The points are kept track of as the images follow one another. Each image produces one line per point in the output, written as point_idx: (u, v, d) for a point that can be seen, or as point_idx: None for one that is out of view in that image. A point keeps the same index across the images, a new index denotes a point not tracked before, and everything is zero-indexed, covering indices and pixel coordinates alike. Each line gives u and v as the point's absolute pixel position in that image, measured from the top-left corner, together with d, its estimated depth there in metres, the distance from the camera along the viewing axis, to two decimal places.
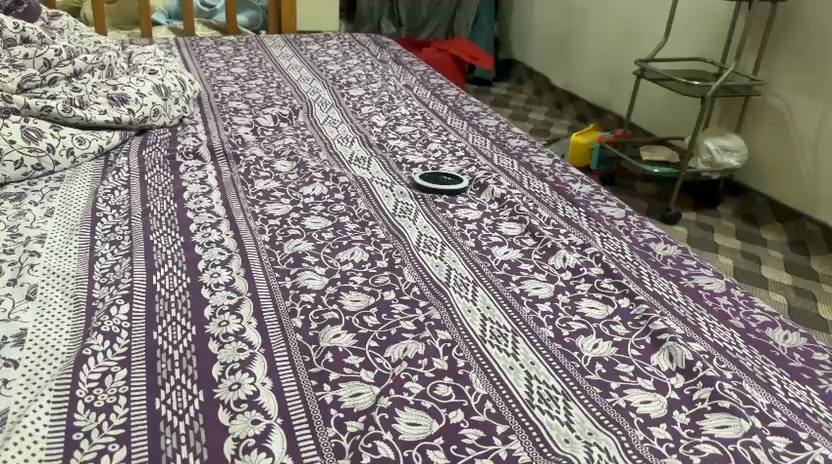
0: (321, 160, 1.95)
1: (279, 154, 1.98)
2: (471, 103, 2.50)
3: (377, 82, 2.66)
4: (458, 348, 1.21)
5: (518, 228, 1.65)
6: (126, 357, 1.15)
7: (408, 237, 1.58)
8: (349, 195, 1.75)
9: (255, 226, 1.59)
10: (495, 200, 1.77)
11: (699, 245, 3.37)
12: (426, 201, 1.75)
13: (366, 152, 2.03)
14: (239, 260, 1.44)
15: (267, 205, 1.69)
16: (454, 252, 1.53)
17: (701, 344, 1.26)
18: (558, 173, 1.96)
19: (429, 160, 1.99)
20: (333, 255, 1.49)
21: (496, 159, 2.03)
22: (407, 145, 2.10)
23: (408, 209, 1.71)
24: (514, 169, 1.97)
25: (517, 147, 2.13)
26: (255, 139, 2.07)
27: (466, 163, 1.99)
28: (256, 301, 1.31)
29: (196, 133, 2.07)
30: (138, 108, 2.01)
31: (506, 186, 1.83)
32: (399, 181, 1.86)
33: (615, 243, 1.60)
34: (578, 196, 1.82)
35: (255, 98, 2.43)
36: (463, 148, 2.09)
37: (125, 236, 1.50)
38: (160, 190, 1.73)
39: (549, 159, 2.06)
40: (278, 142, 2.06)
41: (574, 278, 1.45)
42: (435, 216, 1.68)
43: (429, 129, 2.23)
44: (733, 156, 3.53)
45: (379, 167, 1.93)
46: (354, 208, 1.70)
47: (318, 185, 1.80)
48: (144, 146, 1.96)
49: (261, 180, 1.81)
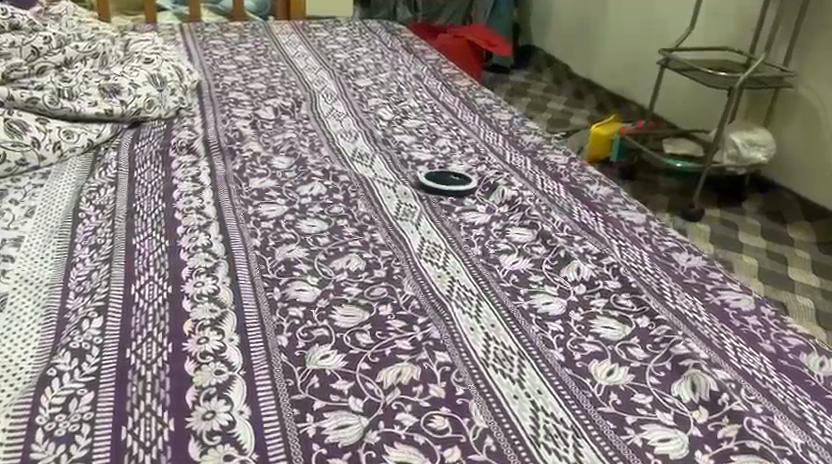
0: (322, 157, 1.84)
1: (278, 149, 1.87)
2: (484, 95, 2.37)
3: (386, 72, 2.54)
4: (457, 372, 1.10)
5: (529, 233, 1.53)
6: (95, 378, 1.06)
7: (410, 243, 1.47)
8: (349, 196, 1.64)
9: (246, 229, 1.49)
10: (505, 202, 1.65)
11: (722, 244, 3.22)
12: (431, 203, 1.64)
13: (370, 148, 1.91)
14: (226, 268, 1.34)
15: (261, 205, 1.59)
16: (458, 261, 1.41)
17: (727, 372, 1.14)
18: (573, 173, 1.83)
19: (437, 158, 1.87)
20: (327, 262, 1.38)
21: (508, 157, 1.91)
22: (414, 140, 1.98)
23: (411, 212, 1.60)
24: (527, 168, 1.85)
25: (531, 144, 2.01)
26: (253, 133, 1.96)
27: (476, 161, 1.87)
28: (241, 314, 1.21)
29: (192, 126, 1.97)
30: (131, 99, 1.91)
31: (518, 188, 1.71)
32: (403, 180, 1.74)
33: (633, 253, 1.48)
34: (595, 199, 1.70)
35: (258, 88, 2.33)
36: (474, 144, 1.97)
37: (107, 239, 1.41)
38: (148, 188, 1.63)
39: (565, 157, 1.93)
40: (278, 137, 1.95)
41: (588, 293, 1.33)
42: (440, 220, 1.57)
43: (438, 123, 2.11)
44: (760, 150, 3.37)
45: (383, 164, 1.82)
46: (353, 210, 1.59)
47: (316, 184, 1.69)
48: (137, 140, 1.86)
49: (256, 178, 1.71)
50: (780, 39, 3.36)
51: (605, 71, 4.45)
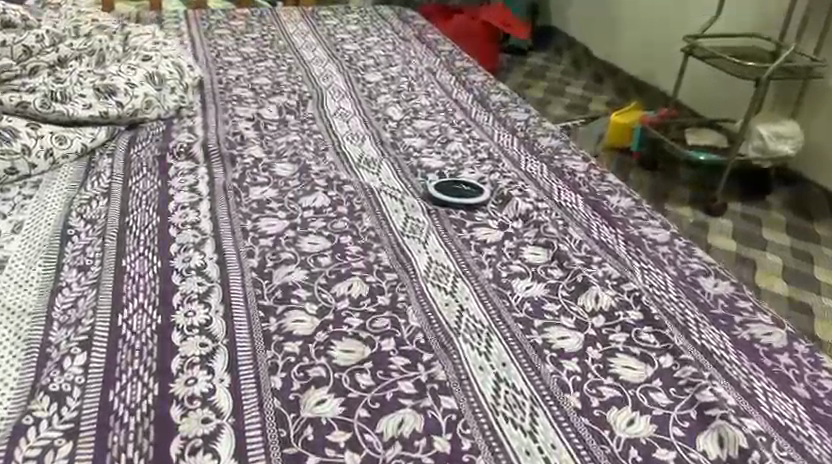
0: (327, 163, 1.75)
1: (281, 154, 1.78)
2: (499, 92, 2.26)
3: (397, 65, 2.43)
4: (464, 422, 1.02)
5: (544, 253, 1.43)
6: (75, 426, 0.99)
7: (417, 265, 1.38)
8: (354, 209, 1.55)
9: (243, 247, 1.41)
10: (519, 217, 1.56)
11: (744, 242, 3.09)
12: (441, 218, 1.55)
13: (377, 153, 1.82)
14: (220, 294, 1.26)
15: (261, 219, 1.51)
16: (468, 286, 1.32)
17: (757, 423, 1.06)
18: (593, 183, 1.73)
19: (448, 165, 1.77)
20: (328, 287, 1.30)
21: (523, 163, 1.81)
22: (425, 144, 1.88)
23: (419, 228, 1.50)
24: (543, 176, 1.75)
25: (548, 148, 1.90)
26: (256, 135, 1.87)
27: (489, 167, 1.77)
28: (233, 350, 1.13)
29: (192, 127, 1.89)
30: (127, 101, 1.83)
31: (533, 200, 1.61)
32: (412, 191, 1.65)
33: (656, 278, 1.38)
34: (615, 213, 1.60)
35: (262, 84, 2.23)
36: (487, 148, 1.87)
37: (97, 259, 1.33)
38: (143, 199, 1.55)
39: (583, 164, 1.83)
40: (281, 140, 1.86)
41: (608, 326, 1.23)
42: (449, 238, 1.47)
43: (451, 124, 2.00)
44: (787, 143, 3.22)
45: (391, 172, 1.73)
46: (357, 225, 1.50)
47: (319, 194, 1.60)
48: (133, 144, 1.78)
49: (257, 188, 1.62)
50: (812, 28, 3.20)
51: (628, 56, 4.28)
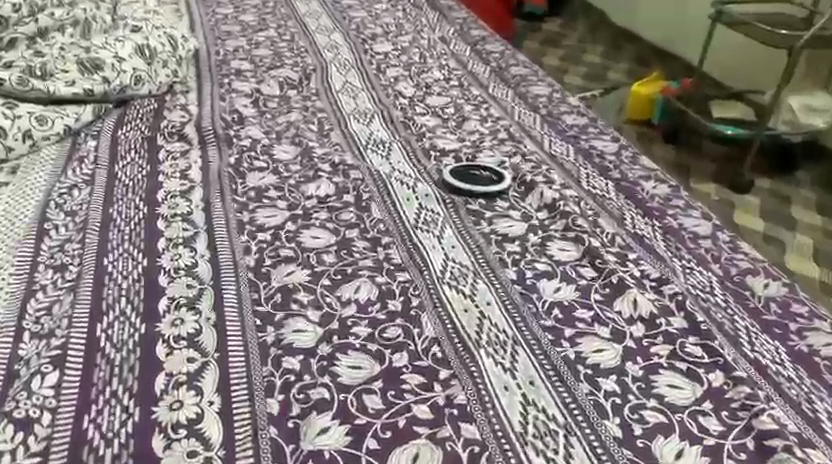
0: (332, 146, 1.60)
1: (281, 135, 1.63)
2: (519, 64, 2.09)
3: (408, 34, 2.26)
4: (489, 455, 0.89)
5: (574, 249, 1.29)
6: (43, 460, 0.86)
7: (431, 264, 1.24)
8: (361, 198, 1.41)
9: (239, 243, 1.27)
10: (544, 207, 1.41)
11: (772, 221, 2.93)
12: (457, 208, 1.40)
13: (387, 134, 1.66)
14: (211, 299, 1.13)
15: (259, 209, 1.37)
16: (489, 289, 1.18)
17: (824, 455, 0.92)
18: (623, 167, 1.57)
19: (464, 147, 1.62)
20: (332, 289, 1.16)
21: (546, 143, 1.65)
22: (439, 123, 1.73)
23: (433, 220, 1.36)
24: (569, 159, 1.59)
25: (573, 126, 1.74)
26: (255, 114, 1.72)
27: (510, 149, 1.62)
28: (225, 367, 1.00)
29: (186, 105, 1.74)
30: (114, 76, 1.68)
31: (559, 188, 1.46)
32: (425, 177, 1.50)
33: (699, 279, 1.23)
34: (650, 201, 1.44)
35: (263, 56, 2.07)
36: (506, 128, 1.71)
37: (76, 258, 1.20)
38: (129, 187, 1.41)
39: (613, 144, 1.67)
40: (282, 119, 1.71)
41: (649, 337, 1.10)
42: (467, 231, 1.33)
43: (466, 101, 1.85)
44: (819, 116, 3.04)
45: (402, 156, 1.58)
46: (365, 217, 1.36)
47: (324, 181, 1.46)
48: (121, 124, 1.63)
49: (255, 173, 1.48)
50: None
51: (650, 22, 4.06)
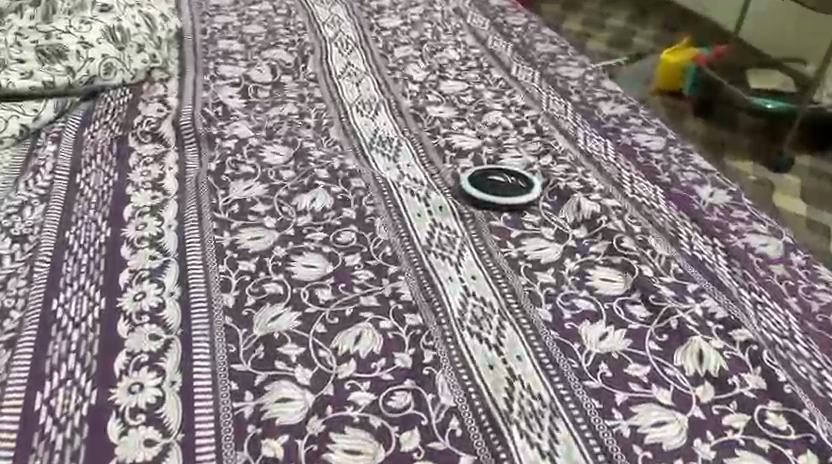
0: (331, 145, 1.38)
1: (272, 131, 1.41)
2: (545, 40, 1.85)
3: (419, 5, 2.01)
4: None
5: (620, 281, 1.07)
6: None
7: (447, 300, 1.02)
8: (364, 213, 1.19)
9: (216, 274, 1.06)
10: (582, 222, 1.19)
11: (815, 204, 2.48)
12: (478, 224, 1.18)
13: (395, 130, 1.44)
14: (178, 355, 0.92)
15: (242, 228, 1.15)
16: (518, 336, 0.97)
17: None
18: (672, 168, 1.34)
19: (485, 145, 1.39)
20: (328, 339, 0.95)
21: (580, 140, 1.42)
22: (455, 115, 1.50)
23: (449, 241, 1.14)
24: (608, 159, 1.36)
25: (610, 118, 1.51)
26: (244, 105, 1.49)
27: (538, 146, 1.39)
28: (190, 454, 0.81)
29: (165, 96, 1.52)
30: (80, 66, 1.46)
31: (598, 197, 1.24)
32: (439, 185, 1.28)
33: (775, 319, 1.01)
34: (707, 214, 1.22)
35: (255, 33, 1.83)
36: (534, 121, 1.48)
37: (19, 300, 1.00)
38: (91, 203, 1.20)
39: (658, 139, 1.43)
40: (274, 112, 1.48)
41: (720, 404, 0.88)
42: (490, 255, 1.11)
43: (486, 86, 1.62)
44: None
45: (413, 158, 1.35)
46: (369, 238, 1.14)
47: (321, 191, 1.24)
48: (88, 120, 1.42)
49: (240, 180, 1.26)
50: None
51: None
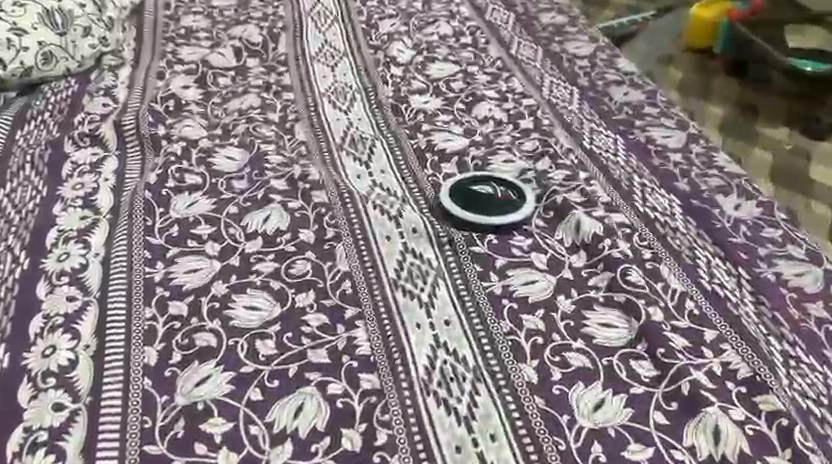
0: (294, 147, 1.19)
1: (228, 130, 1.23)
2: (553, 9, 1.62)
3: None
4: None
5: (623, 328, 0.89)
6: None
7: (412, 355, 0.85)
8: (323, 236, 1.02)
9: (141, 322, 0.90)
10: (581, 246, 1.00)
11: None
12: (457, 250, 0.99)
13: (370, 126, 1.25)
14: (81, 435, 0.78)
15: (180, 258, 0.99)
16: (493, 405, 0.80)
17: None
18: (693, 172, 1.14)
19: (474, 144, 1.20)
20: (265, 410, 0.79)
21: (585, 137, 1.22)
22: (441, 106, 1.30)
23: (421, 273, 0.96)
24: (617, 161, 1.16)
25: (622, 107, 1.30)
26: (200, 98, 1.31)
27: (535, 145, 1.20)
28: None
29: (111, 87, 1.34)
30: (13, 58, 1.30)
31: (602, 213, 1.04)
32: (416, 196, 1.10)
33: (810, 382, 0.84)
34: (732, 235, 1.03)
35: (223, 5, 1.62)
36: (532, 112, 1.28)
37: None
38: (12, 227, 1.04)
39: (678, 133, 1.22)
40: (233, 105, 1.30)
41: None
42: (468, 292, 0.94)
43: (480, 69, 1.41)
44: None
45: (388, 162, 1.17)
46: (326, 270, 0.97)
47: (277, 207, 1.06)
48: (21, 120, 1.25)
49: (184, 195, 1.09)
50: None
51: None
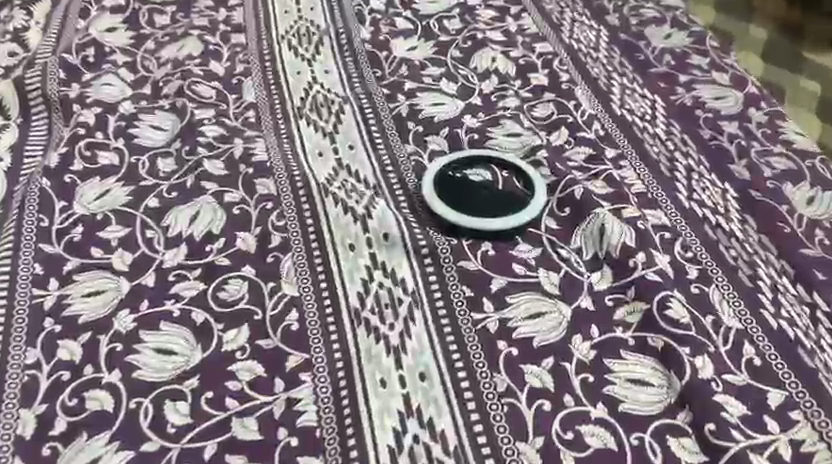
0: (240, 113, 0.94)
1: (159, 89, 0.97)
2: None
3: None
4: None
5: (659, 387, 0.66)
6: None
7: (372, 430, 0.63)
8: (267, 244, 0.78)
9: (20, 371, 0.68)
10: (604, 262, 0.76)
11: None
12: (441, 266, 0.75)
13: (340, 82, 0.98)
14: None
15: (80, 276, 0.76)
16: None
17: None
18: (753, 150, 0.88)
19: (470, 109, 0.93)
20: None
21: (613, 98, 0.95)
22: (430, 55, 1.02)
23: (392, 301, 0.73)
24: (653, 134, 0.90)
25: (661, 55, 1.02)
26: (129, 45, 1.05)
27: (548, 112, 0.93)
28: None
29: (21, 29, 1.05)
30: None
31: (632, 213, 0.79)
32: (392, 184, 0.85)
33: None
34: (806, 244, 0.78)
35: None
36: (545, 65, 1.00)
37: None
38: None
39: (732, 94, 0.95)
40: (168, 54, 1.03)
41: None
42: (451, 330, 0.70)
43: (482, 2, 1.11)
44: None
45: (359, 134, 0.91)
46: (267, 294, 0.73)
47: (210, 201, 0.82)
48: None
49: (94, 182, 0.85)
50: None
51: None
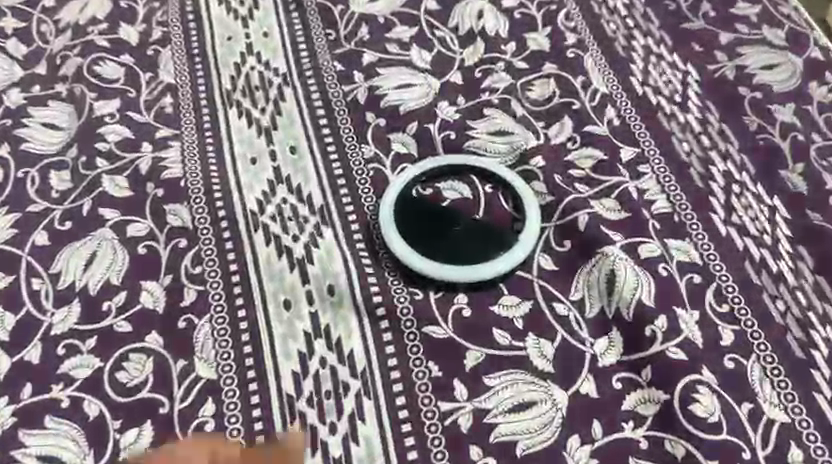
0: (154, 102, 0.73)
1: (55, 67, 0.77)
2: None
3: None
4: None
5: None
6: None
7: None
8: (180, 301, 0.61)
9: None
10: (612, 324, 0.58)
11: None
12: (400, 334, 0.59)
13: (282, 51, 0.77)
14: None
15: None
16: None
17: None
18: (813, 149, 0.67)
19: (446, 92, 0.73)
20: None
21: (632, 69, 0.73)
22: (398, 7, 0.80)
23: (335, 386, 0.57)
24: (683, 123, 0.69)
25: (698, 3, 0.78)
26: (21, 2, 0.83)
27: (546, 93, 0.72)
28: None
29: None
30: None
31: (651, 252, 0.62)
32: (342, 206, 0.66)
33: None
34: None
35: None
36: (545, 21, 0.78)
37: None
38: None
39: (790, 60, 0.73)
40: (68, 15, 0.81)
41: None
42: (410, 429, 0.55)
43: None
44: None
45: (303, 130, 0.71)
46: (176, 377, 0.58)
47: (112, 236, 0.65)
48: None
49: None
50: None
51: None
